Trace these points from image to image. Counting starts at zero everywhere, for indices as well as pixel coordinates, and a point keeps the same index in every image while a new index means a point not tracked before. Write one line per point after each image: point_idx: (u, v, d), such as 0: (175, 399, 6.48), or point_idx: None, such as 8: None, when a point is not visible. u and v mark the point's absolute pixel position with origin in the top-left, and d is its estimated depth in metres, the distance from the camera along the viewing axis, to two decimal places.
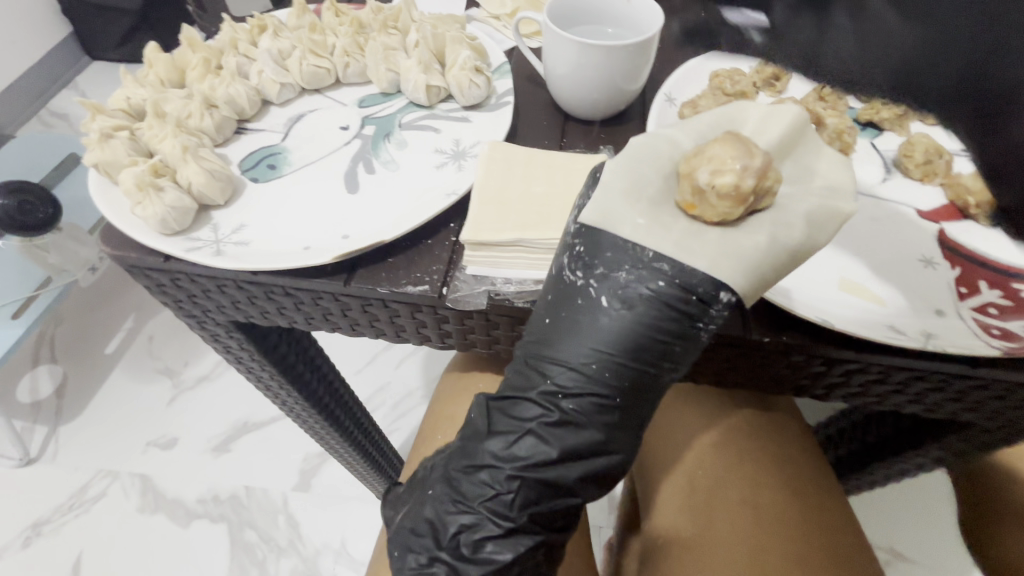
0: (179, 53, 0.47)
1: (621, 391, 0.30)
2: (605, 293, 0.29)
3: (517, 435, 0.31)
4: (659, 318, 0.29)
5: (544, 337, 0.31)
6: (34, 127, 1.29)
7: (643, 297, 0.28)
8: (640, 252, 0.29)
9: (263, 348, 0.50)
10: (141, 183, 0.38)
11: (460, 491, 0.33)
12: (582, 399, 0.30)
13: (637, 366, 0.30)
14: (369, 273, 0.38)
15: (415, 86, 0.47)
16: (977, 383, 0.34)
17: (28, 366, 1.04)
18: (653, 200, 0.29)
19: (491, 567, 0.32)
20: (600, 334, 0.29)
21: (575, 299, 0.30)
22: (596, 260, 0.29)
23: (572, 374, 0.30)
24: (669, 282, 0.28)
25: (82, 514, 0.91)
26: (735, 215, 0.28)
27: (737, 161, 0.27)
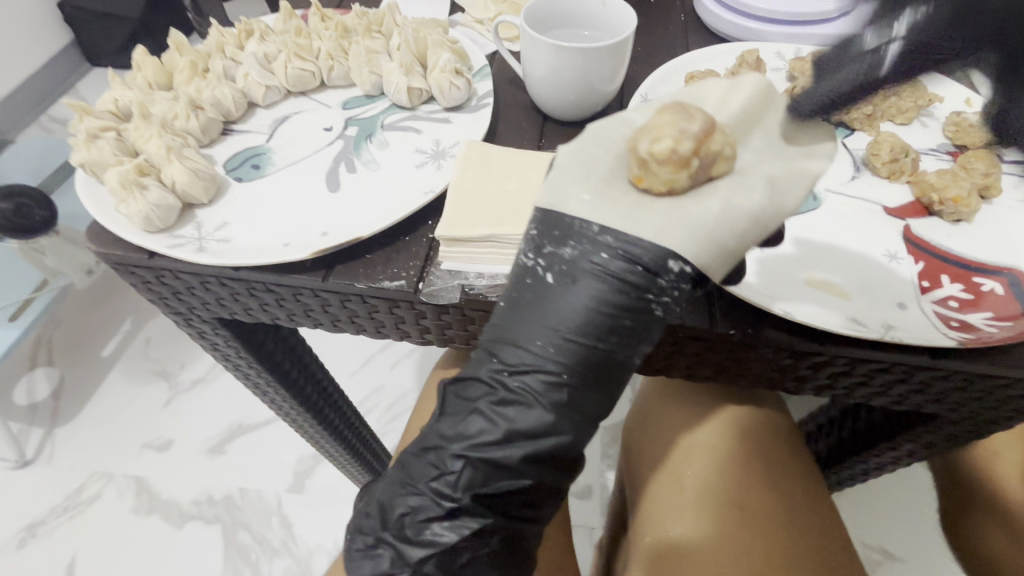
0: (167, 57, 0.49)
1: (574, 364, 0.31)
2: (552, 270, 0.31)
3: (475, 412, 0.33)
4: (605, 291, 0.30)
5: (497, 318, 0.33)
6: (33, 133, 1.31)
7: (591, 269, 0.30)
8: (586, 228, 0.31)
9: (250, 345, 0.51)
10: (125, 182, 0.39)
11: (409, 474, 0.34)
12: (533, 376, 0.31)
13: (590, 339, 0.31)
14: (347, 268, 0.39)
15: (397, 88, 0.48)
16: (938, 374, 0.35)
17: (25, 369, 1.05)
18: (605, 179, 0.32)
19: (435, 548, 0.33)
20: (552, 309, 0.31)
21: (528, 279, 0.32)
22: (546, 241, 0.32)
23: (522, 352, 0.32)
24: (613, 254, 0.30)
25: (77, 515, 0.91)
26: (679, 178, 0.30)
27: (676, 127, 0.30)
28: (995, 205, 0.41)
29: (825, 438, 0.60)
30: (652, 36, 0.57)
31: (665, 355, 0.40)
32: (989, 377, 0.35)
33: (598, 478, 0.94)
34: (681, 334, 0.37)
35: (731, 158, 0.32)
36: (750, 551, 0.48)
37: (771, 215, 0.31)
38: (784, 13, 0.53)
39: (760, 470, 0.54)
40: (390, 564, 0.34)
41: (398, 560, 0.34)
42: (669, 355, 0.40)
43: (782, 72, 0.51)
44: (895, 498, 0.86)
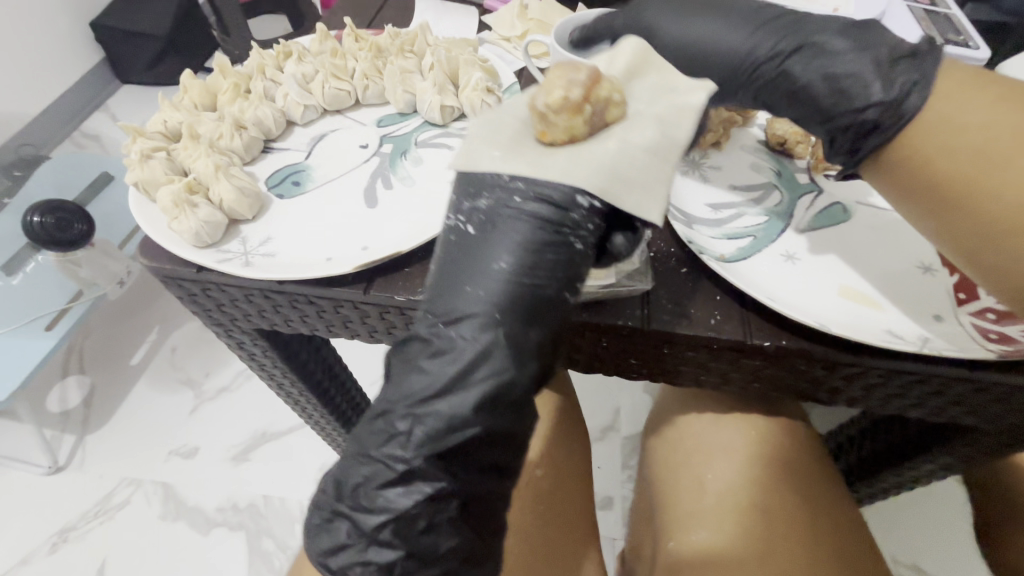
0: (212, 79, 0.51)
1: (506, 301, 0.33)
2: (471, 222, 0.34)
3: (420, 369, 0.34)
4: (523, 229, 0.33)
5: (430, 277, 0.35)
6: (67, 148, 1.36)
7: (506, 215, 0.33)
8: (499, 180, 0.34)
9: (286, 354, 0.53)
10: (177, 200, 0.41)
11: (361, 444, 0.36)
12: (468, 318, 0.33)
13: (517, 275, 0.33)
14: (387, 282, 0.40)
15: (430, 106, 0.50)
16: (977, 387, 0.35)
17: (58, 376, 1.09)
18: (514, 138, 0.35)
19: (390, 514, 0.34)
20: (477, 255, 0.34)
21: (451, 237, 0.35)
22: (464, 200, 0.35)
23: (452, 301, 0.34)
24: (525, 197, 0.33)
25: (107, 520, 0.94)
26: (576, 124, 0.33)
27: (564, 78, 0.33)
28: None
29: (856, 450, 0.59)
30: None
31: (697, 367, 0.40)
32: None
33: (618, 489, 0.94)
34: (714, 346, 0.38)
35: (621, 105, 0.35)
36: (767, 546, 0.49)
37: (669, 148, 0.34)
38: None
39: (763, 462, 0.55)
40: (347, 535, 0.35)
41: (355, 531, 0.35)
42: (701, 366, 0.40)
43: None
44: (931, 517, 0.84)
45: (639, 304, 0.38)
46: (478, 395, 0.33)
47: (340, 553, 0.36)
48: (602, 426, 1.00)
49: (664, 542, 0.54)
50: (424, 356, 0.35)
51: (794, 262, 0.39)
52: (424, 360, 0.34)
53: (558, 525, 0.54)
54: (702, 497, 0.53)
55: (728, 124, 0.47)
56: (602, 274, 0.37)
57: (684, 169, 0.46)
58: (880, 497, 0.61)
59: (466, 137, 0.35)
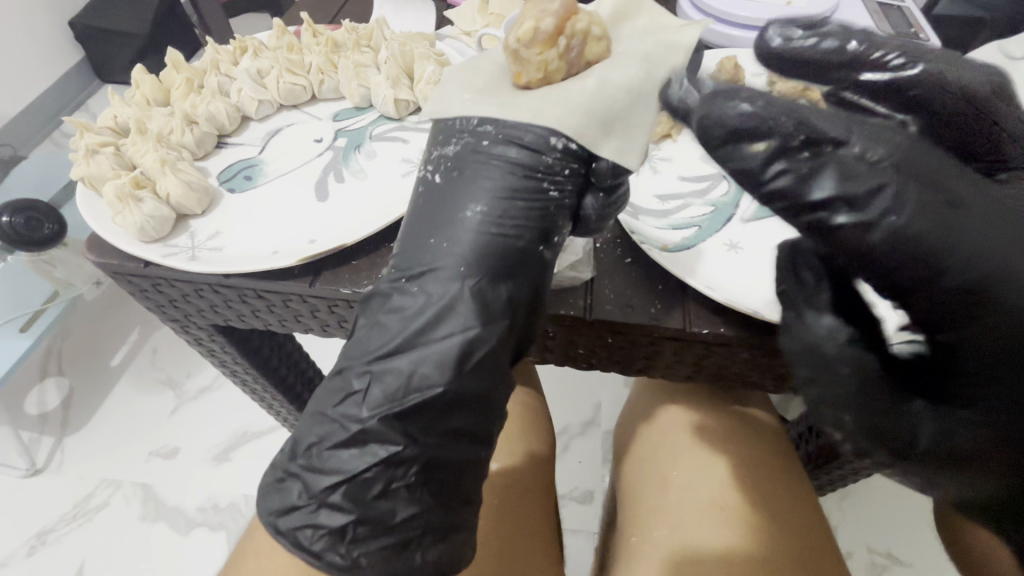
0: (165, 74, 0.51)
1: (475, 251, 0.33)
2: (440, 170, 0.34)
3: (377, 327, 0.35)
4: (494, 174, 0.33)
5: (400, 232, 0.35)
6: (46, 148, 1.34)
7: (474, 160, 0.33)
8: (467, 124, 0.34)
9: (245, 351, 0.53)
10: (121, 195, 0.41)
11: (319, 405, 0.35)
12: (437, 266, 0.33)
13: (489, 222, 0.33)
14: (333, 275, 0.40)
15: (384, 100, 0.50)
16: None
17: (36, 378, 1.08)
18: (492, 81, 0.35)
19: (342, 477, 0.33)
20: (446, 201, 0.34)
21: (421, 188, 0.35)
22: (434, 149, 0.35)
23: (425, 253, 0.34)
24: (494, 140, 0.33)
25: (86, 522, 0.93)
26: (548, 55, 0.33)
27: (536, 13, 0.34)
28: None
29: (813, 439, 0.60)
30: None
31: (643, 356, 0.41)
32: None
33: (598, 483, 0.94)
34: (656, 335, 0.38)
35: (603, 40, 0.35)
36: (720, 544, 0.48)
37: (649, 90, 0.33)
38: (766, 19, 0.54)
39: (727, 458, 0.54)
40: (298, 496, 0.34)
41: (305, 492, 0.34)
42: (647, 355, 0.41)
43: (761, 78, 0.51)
44: (904, 503, 0.86)
45: (582, 293, 0.39)
46: (441, 352, 0.33)
47: (287, 513, 0.34)
48: (583, 420, 1.00)
49: (627, 536, 0.53)
50: (389, 321, 0.34)
51: (736, 251, 0.40)
52: (391, 322, 0.34)
53: (522, 514, 0.54)
54: (665, 494, 0.53)
55: None
56: None
57: None
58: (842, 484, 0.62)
59: (444, 84, 0.36)
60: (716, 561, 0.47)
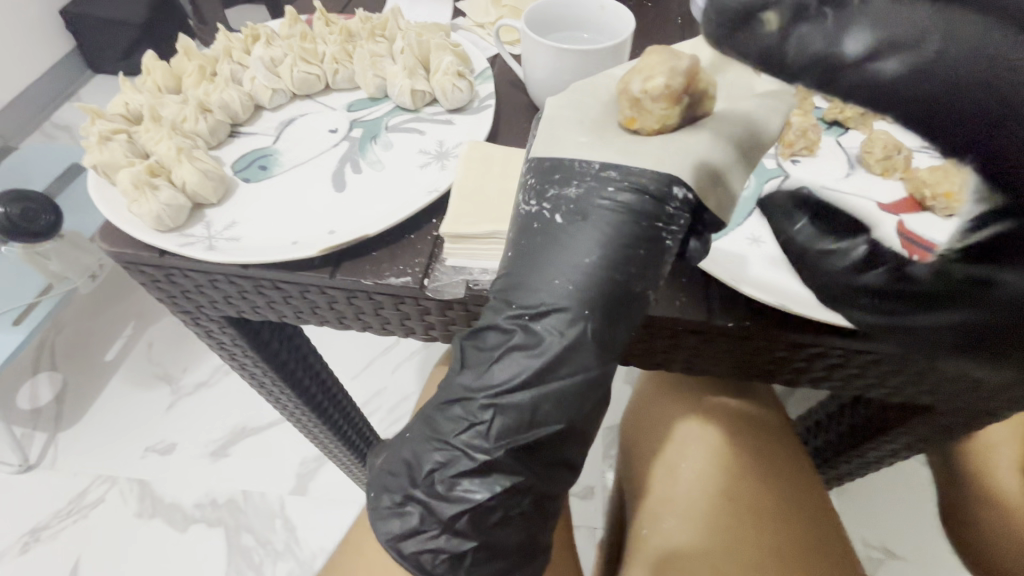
0: (177, 61, 0.50)
1: (590, 301, 0.32)
2: (559, 212, 0.33)
3: (491, 363, 0.34)
4: (612, 221, 0.32)
5: (505, 266, 0.34)
6: (36, 138, 1.32)
7: (596, 206, 0.32)
8: (588, 167, 0.33)
9: (256, 344, 0.52)
10: (137, 182, 0.40)
11: (437, 429, 0.36)
12: (554, 310, 0.32)
13: (608, 269, 0.32)
14: (353, 266, 0.40)
15: (401, 91, 0.49)
16: (932, 364, 0.36)
17: (28, 373, 1.06)
18: (599, 123, 0.34)
19: (467, 504, 0.34)
20: (561, 247, 0.32)
21: (532, 226, 0.34)
22: (546, 186, 0.33)
23: (537, 293, 0.33)
24: (619, 186, 0.32)
25: (79, 519, 0.92)
26: (672, 114, 0.32)
27: (665, 65, 0.32)
28: None
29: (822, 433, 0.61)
30: (652, 39, 0.58)
31: (663, 349, 0.41)
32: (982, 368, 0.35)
33: (600, 478, 0.94)
34: (679, 328, 0.38)
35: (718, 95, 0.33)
36: (732, 539, 0.48)
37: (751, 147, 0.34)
38: None
39: (736, 452, 0.54)
40: (420, 521, 0.36)
41: (427, 518, 0.36)
42: (667, 348, 0.41)
43: None
44: (903, 501, 0.87)
45: None
46: (560, 392, 0.33)
47: (406, 538, 0.36)
48: None
49: (635, 526, 0.53)
50: (485, 352, 0.35)
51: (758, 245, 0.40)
52: (487, 354, 0.35)
53: None
54: (675, 486, 0.53)
55: None
56: None
57: None
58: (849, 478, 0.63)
59: (551, 120, 0.35)
60: (728, 557, 0.47)
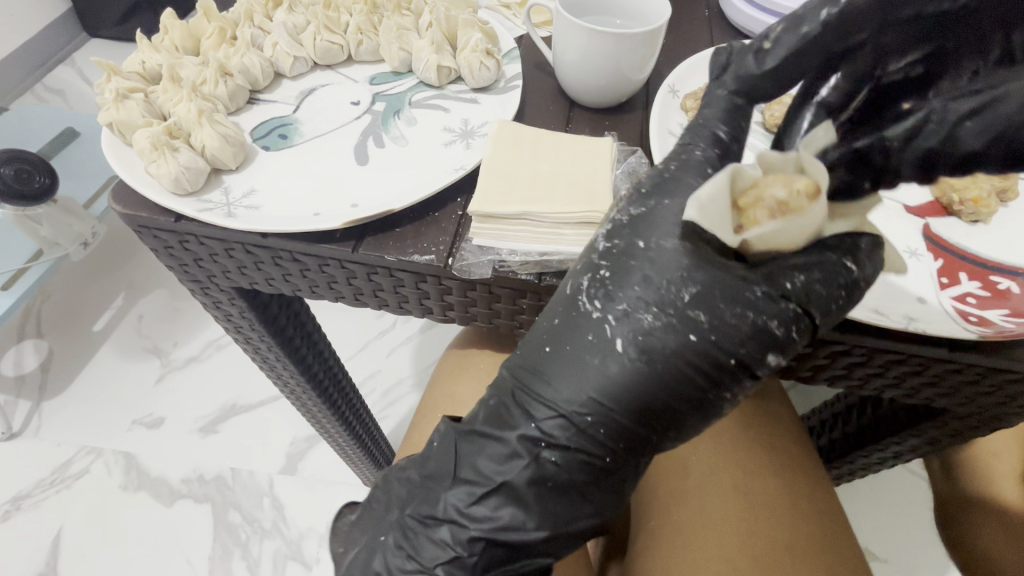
0: (196, 22, 0.48)
1: (613, 450, 0.32)
2: (623, 338, 0.30)
3: (491, 486, 0.33)
4: (677, 376, 0.29)
5: (548, 370, 0.32)
6: (27, 99, 1.27)
7: (666, 352, 0.29)
8: (674, 298, 0.29)
9: (264, 317, 0.51)
10: (157, 143, 0.39)
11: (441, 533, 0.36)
12: (561, 444, 0.32)
13: (644, 423, 0.31)
14: (377, 241, 0.39)
15: (427, 65, 0.48)
16: (953, 367, 0.36)
17: (13, 340, 1.03)
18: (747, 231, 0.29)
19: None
20: (609, 381, 0.30)
21: (587, 334, 0.31)
22: (617, 294, 0.30)
23: (567, 412, 0.31)
24: (701, 337, 0.29)
25: (62, 490, 0.90)
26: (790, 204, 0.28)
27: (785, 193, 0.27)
28: (1012, 208, 0.42)
29: (828, 433, 0.62)
30: (679, 30, 0.58)
31: None
32: (1003, 372, 0.35)
33: None
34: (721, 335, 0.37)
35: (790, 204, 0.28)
36: (742, 526, 0.48)
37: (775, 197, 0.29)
38: None
39: (751, 454, 0.54)
40: None
41: None
42: None
43: None
44: (887, 502, 0.88)
45: None
46: (581, 426, 0.31)
47: None
48: None
49: (643, 517, 0.52)
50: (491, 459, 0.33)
51: None
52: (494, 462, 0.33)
53: None
54: (684, 476, 0.53)
55: None
56: None
57: None
58: (848, 477, 0.64)
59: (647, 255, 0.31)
60: (742, 552, 0.47)
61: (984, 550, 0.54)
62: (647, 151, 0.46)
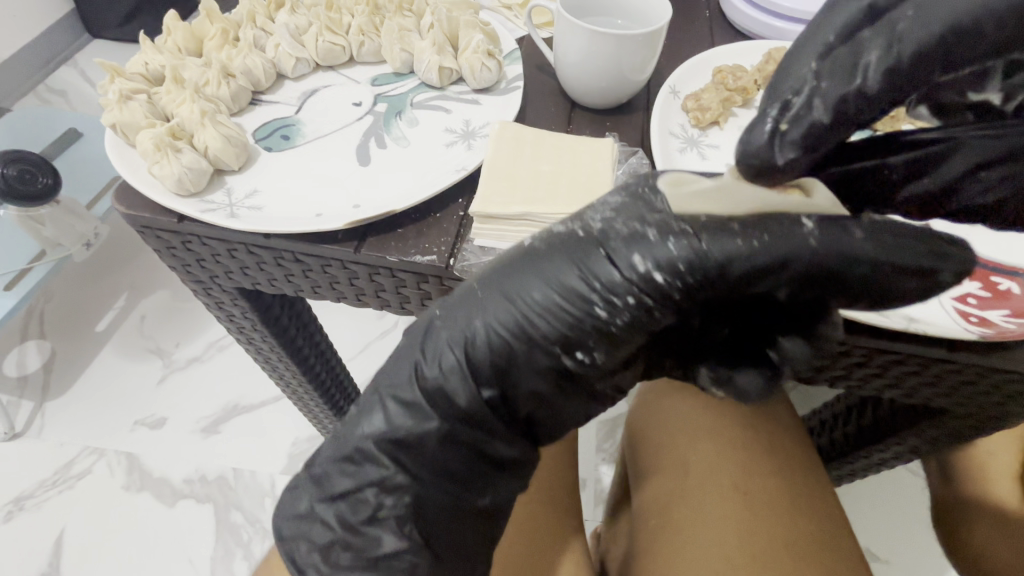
0: (198, 23, 0.49)
1: (544, 389, 0.33)
2: (570, 276, 0.31)
3: (425, 414, 0.34)
4: (616, 311, 0.30)
5: (483, 303, 0.32)
6: (30, 100, 1.28)
7: (614, 287, 0.30)
8: (616, 232, 0.30)
9: (265, 317, 0.51)
10: (160, 144, 0.39)
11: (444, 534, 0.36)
12: (488, 373, 0.33)
13: (575, 361, 0.32)
14: (379, 242, 0.39)
15: (428, 67, 0.48)
16: (953, 367, 0.36)
17: (16, 341, 1.04)
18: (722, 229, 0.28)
19: None
20: (546, 313, 0.31)
21: (532, 271, 0.32)
22: (581, 243, 0.31)
23: (494, 342, 0.32)
24: (642, 270, 0.29)
25: (65, 490, 0.90)
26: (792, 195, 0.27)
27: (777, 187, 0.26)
28: None
29: (828, 433, 0.62)
30: (680, 30, 0.58)
31: None
32: (1003, 372, 0.36)
33: (591, 471, 0.90)
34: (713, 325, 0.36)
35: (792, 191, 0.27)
36: (744, 525, 0.48)
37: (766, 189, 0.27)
38: (810, 12, 0.54)
39: (752, 454, 0.54)
40: None
41: None
42: None
43: None
44: (889, 504, 0.88)
45: None
46: (515, 357, 0.32)
47: None
48: None
49: (644, 517, 0.52)
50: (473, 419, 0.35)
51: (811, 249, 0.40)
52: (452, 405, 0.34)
53: (546, 493, 0.52)
54: (685, 477, 0.53)
55: (725, 104, 0.48)
56: None
57: (683, 145, 0.47)
58: (848, 477, 0.64)
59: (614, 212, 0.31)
60: (743, 551, 0.47)
61: (986, 551, 0.54)
62: (648, 152, 0.47)
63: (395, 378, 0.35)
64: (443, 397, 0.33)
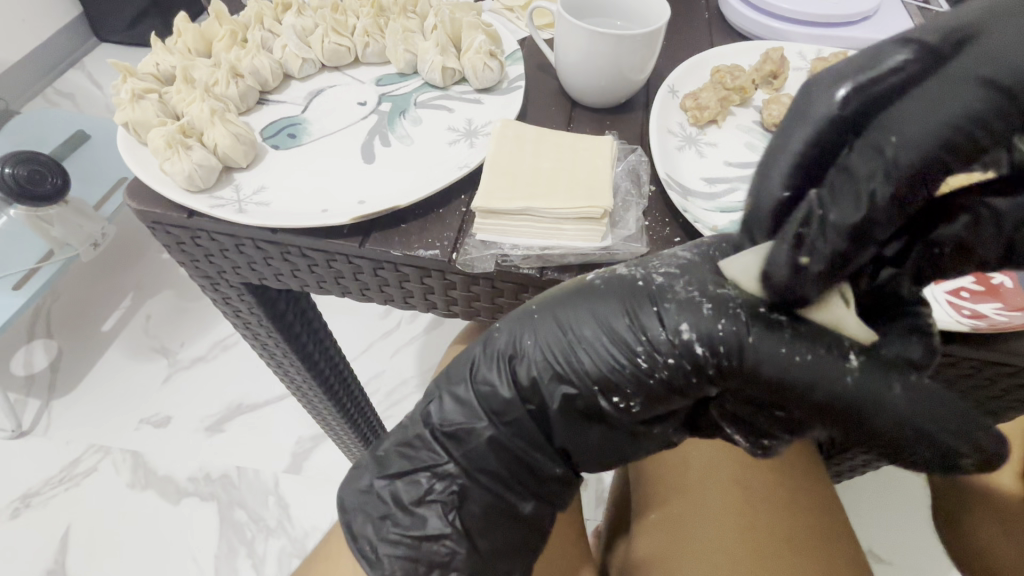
0: (208, 25, 0.50)
1: (578, 426, 0.34)
2: (621, 329, 0.31)
3: (463, 422, 0.35)
4: (658, 369, 0.31)
5: (533, 331, 0.33)
6: (37, 102, 1.29)
7: (660, 344, 0.30)
8: (671, 289, 0.31)
9: (272, 313, 0.52)
10: (171, 141, 0.40)
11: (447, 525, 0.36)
12: (525, 394, 0.34)
13: (611, 405, 0.32)
14: (383, 237, 0.40)
15: (431, 67, 0.49)
16: (947, 360, 0.37)
17: (24, 340, 1.05)
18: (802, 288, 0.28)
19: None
20: (591, 355, 0.32)
21: (580, 308, 0.33)
22: (641, 298, 0.31)
23: (537, 368, 0.33)
24: (692, 332, 0.30)
25: (71, 487, 0.91)
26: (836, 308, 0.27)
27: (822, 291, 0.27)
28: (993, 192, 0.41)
29: None
30: (679, 31, 0.59)
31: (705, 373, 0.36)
32: (994, 365, 0.36)
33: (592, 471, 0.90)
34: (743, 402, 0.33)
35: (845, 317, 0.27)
36: (740, 517, 0.49)
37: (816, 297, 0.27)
38: (804, 13, 0.55)
39: None
40: None
41: None
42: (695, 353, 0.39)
43: (804, 72, 0.53)
44: (890, 504, 0.88)
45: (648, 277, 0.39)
46: (550, 388, 0.33)
47: None
48: None
49: (642, 512, 0.53)
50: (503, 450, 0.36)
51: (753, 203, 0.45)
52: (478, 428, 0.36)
53: None
54: (684, 471, 0.54)
55: (723, 104, 0.49)
56: (602, 235, 0.39)
57: (680, 143, 0.47)
58: (848, 473, 0.64)
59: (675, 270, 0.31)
60: (740, 543, 0.48)
61: (983, 548, 0.54)
62: (646, 150, 0.47)
63: (454, 376, 0.36)
64: (490, 400, 0.34)
